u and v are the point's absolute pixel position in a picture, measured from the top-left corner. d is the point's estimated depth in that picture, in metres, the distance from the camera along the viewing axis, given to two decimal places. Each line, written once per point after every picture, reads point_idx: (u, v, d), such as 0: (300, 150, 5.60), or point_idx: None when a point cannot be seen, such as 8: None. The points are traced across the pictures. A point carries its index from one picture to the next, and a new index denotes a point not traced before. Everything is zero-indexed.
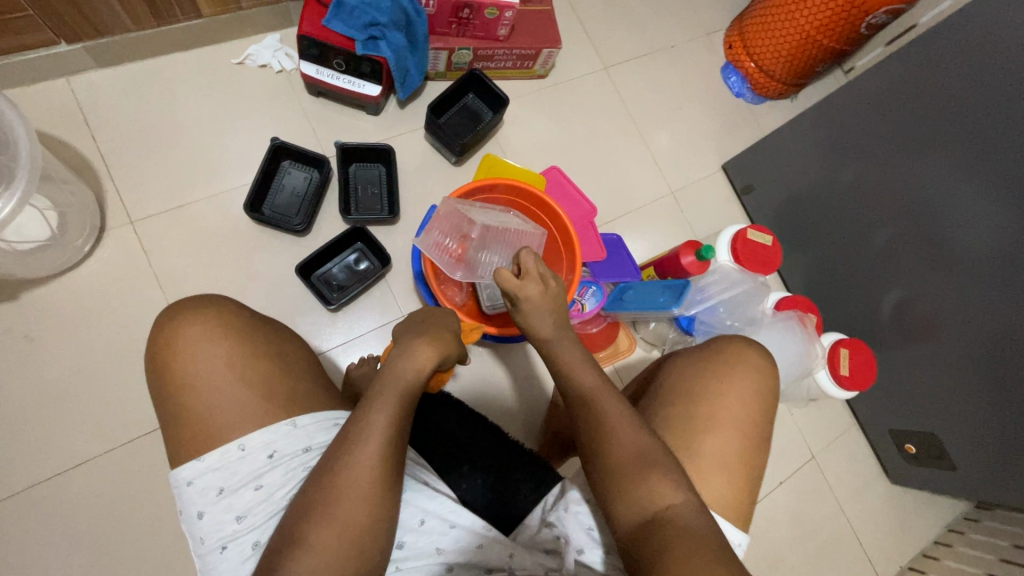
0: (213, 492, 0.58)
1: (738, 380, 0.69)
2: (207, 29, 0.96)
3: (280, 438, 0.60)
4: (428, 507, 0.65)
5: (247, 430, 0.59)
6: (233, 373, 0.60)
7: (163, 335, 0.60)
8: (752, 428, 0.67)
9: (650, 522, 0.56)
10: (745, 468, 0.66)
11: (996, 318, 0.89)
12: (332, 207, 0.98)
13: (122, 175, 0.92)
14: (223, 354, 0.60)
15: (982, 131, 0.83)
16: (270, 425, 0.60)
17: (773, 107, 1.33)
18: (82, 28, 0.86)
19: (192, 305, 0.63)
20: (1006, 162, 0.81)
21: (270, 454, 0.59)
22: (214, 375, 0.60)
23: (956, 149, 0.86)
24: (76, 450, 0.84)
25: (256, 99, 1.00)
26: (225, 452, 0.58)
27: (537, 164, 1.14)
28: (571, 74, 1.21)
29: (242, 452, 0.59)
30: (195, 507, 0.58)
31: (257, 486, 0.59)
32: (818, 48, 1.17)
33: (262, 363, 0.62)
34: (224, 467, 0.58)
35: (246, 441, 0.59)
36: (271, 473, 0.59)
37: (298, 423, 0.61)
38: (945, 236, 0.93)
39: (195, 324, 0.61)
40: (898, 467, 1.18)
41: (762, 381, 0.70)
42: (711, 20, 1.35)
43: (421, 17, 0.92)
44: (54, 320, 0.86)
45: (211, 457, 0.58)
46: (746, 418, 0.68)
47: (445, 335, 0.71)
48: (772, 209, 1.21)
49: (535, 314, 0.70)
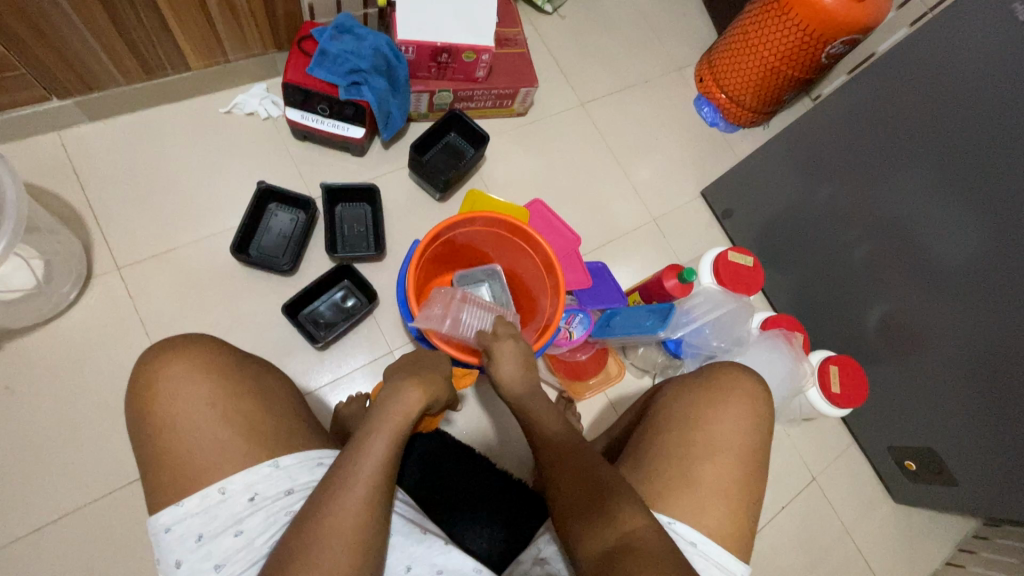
0: (192, 539, 0.56)
1: (732, 406, 0.69)
2: (195, 81, 1.00)
3: (261, 480, 0.59)
4: (413, 553, 0.62)
5: (227, 473, 0.58)
6: (213, 414, 0.59)
7: (145, 375, 0.60)
8: (747, 452, 0.67)
9: (614, 552, 0.55)
10: (741, 492, 0.65)
11: (979, 329, 0.90)
12: (318, 247, 0.99)
13: (110, 223, 0.94)
14: (206, 394, 0.60)
15: (945, 148, 0.86)
16: (250, 468, 0.59)
17: (746, 134, 1.38)
18: (73, 84, 0.89)
19: (175, 345, 0.62)
20: (973, 177, 0.84)
21: (252, 497, 0.58)
22: (194, 417, 0.59)
23: (924, 167, 0.89)
24: (54, 503, 0.81)
25: (243, 145, 1.02)
26: (205, 497, 0.57)
27: (520, 197, 1.17)
28: (549, 111, 1.26)
29: (222, 496, 0.57)
30: (173, 556, 0.56)
31: (236, 532, 0.57)
32: (783, 78, 1.23)
33: (243, 404, 0.61)
34: (204, 512, 0.57)
35: (226, 484, 0.58)
36: (252, 518, 0.58)
37: (280, 464, 0.60)
38: (923, 251, 0.94)
39: (178, 362, 0.61)
40: (900, 486, 1.16)
41: (756, 409, 0.69)
42: (682, 56, 1.42)
43: (401, 62, 0.96)
44: (37, 369, 0.86)
45: (190, 502, 0.57)
46: (740, 442, 0.67)
47: (435, 377, 0.71)
48: (752, 232, 1.24)
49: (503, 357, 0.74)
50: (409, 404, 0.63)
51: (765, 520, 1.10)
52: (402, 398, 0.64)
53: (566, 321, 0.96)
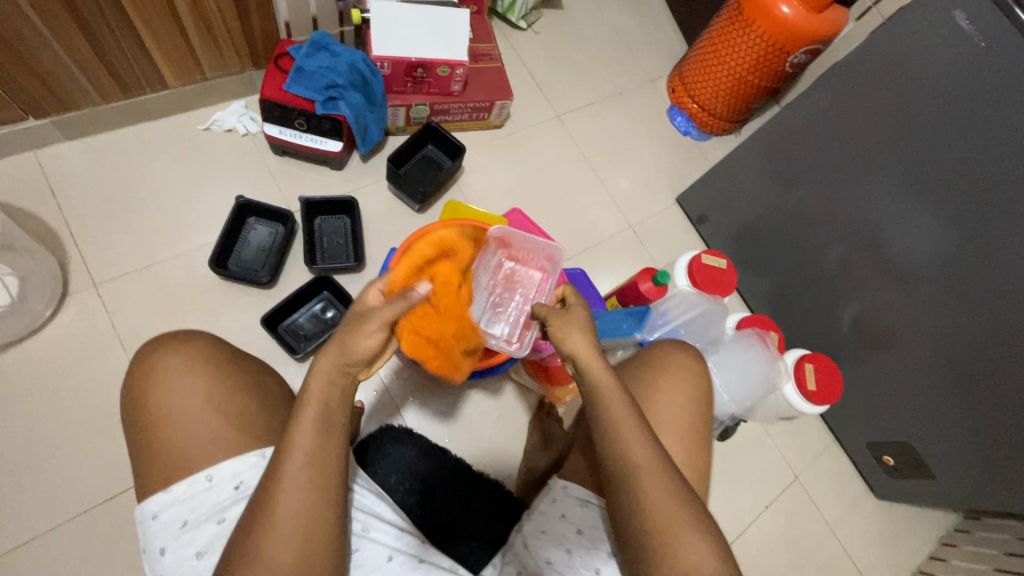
0: (177, 525, 0.56)
1: (668, 384, 0.70)
2: (173, 99, 1.02)
3: (247, 469, 0.59)
4: (396, 543, 0.64)
5: (215, 461, 0.58)
6: (197, 410, 0.59)
7: (143, 367, 0.61)
8: (696, 433, 0.68)
9: None
10: (698, 475, 0.67)
11: (947, 323, 0.93)
12: (298, 259, 1.00)
13: (87, 241, 0.94)
14: (197, 386, 0.60)
15: (907, 150, 0.88)
16: (238, 456, 0.59)
17: (718, 142, 1.42)
18: (49, 103, 0.90)
19: (178, 339, 0.63)
20: (937, 174, 0.86)
21: (237, 485, 0.58)
22: (177, 414, 0.59)
23: (887, 169, 0.92)
24: (27, 524, 0.80)
25: (222, 161, 1.04)
26: (192, 483, 0.57)
27: (498, 207, 1.19)
28: (525, 123, 1.28)
29: (209, 483, 0.58)
30: (158, 542, 0.56)
31: (219, 520, 0.57)
32: (751, 87, 1.27)
33: (230, 399, 0.61)
34: (190, 499, 0.57)
35: (214, 471, 0.58)
36: (236, 506, 0.58)
37: (267, 454, 0.61)
38: (893, 249, 0.97)
39: (176, 355, 0.61)
40: (881, 482, 1.18)
41: (695, 385, 0.71)
42: (654, 69, 1.46)
43: (377, 77, 0.98)
44: (11, 389, 0.85)
45: (178, 488, 0.57)
46: (685, 420, 0.68)
47: (359, 334, 0.58)
48: (727, 237, 1.27)
49: (572, 332, 0.64)
50: (321, 369, 0.57)
51: (750, 520, 1.11)
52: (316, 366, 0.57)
53: None
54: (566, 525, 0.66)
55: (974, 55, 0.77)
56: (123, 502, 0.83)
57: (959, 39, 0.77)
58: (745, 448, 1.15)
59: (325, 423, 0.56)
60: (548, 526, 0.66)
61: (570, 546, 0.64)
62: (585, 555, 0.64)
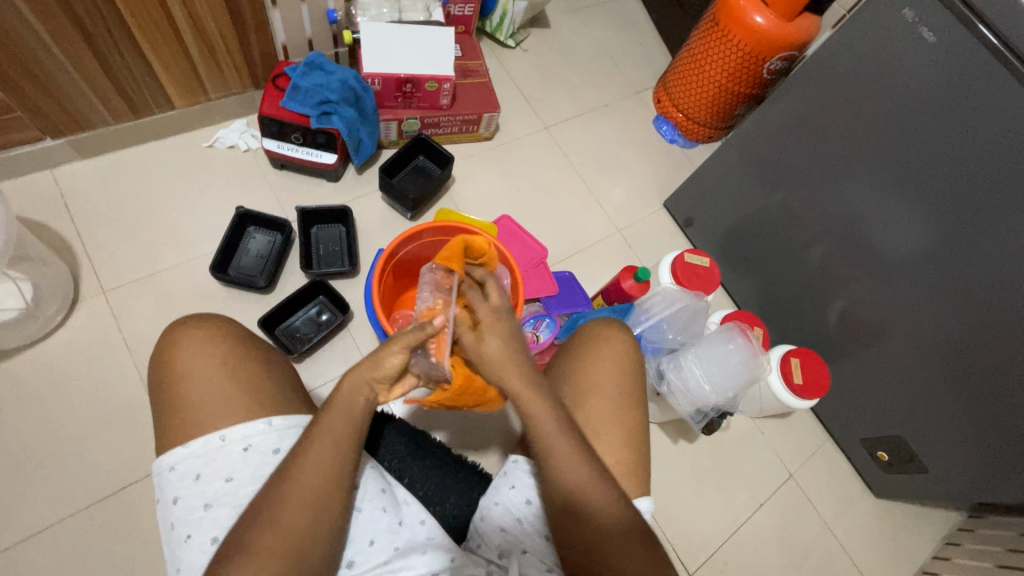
0: (190, 477, 0.60)
1: (605, 358, 0.74)
2: (179, 118, 1.09)
3: (256, 434, 0.62)
4: (375, 527, 0.64)
5: (222, 429, 0.62)
6: (213, 382, 0.63)
7: (177, 336, 0.66)
8: (631, 400, 0.72)
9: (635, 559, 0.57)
10: (634, 438, 0.70)
11: (929, 316, 0.93)
12: (295, 265, 1.05)
13: (97, 250, 1.00)
14: (223, 360, 0.65)
15: (883, 149, 0.89)
16: (248, 421, 0.63)
17: (703, 149, 1.47)
18: (66, 124, 0.97)
19: (206, 318, 0.69)
20: (913, 172, 0.86)
21: (246, 447, 0.62)
22: (196, 381, 0.63)
23: (864, 168, 0.93)
24: (36, 517, 0.83)
25: (225, 175, 1.10)
26: (208, 441, 0.61)
27: (489, 214, 1.23)
28: (515, 134, 1.34)
29: (222, 442, 0.61)
30: (172, 492, 0.60)
31: (228, 478, 0.60)
32: (732, 96, 1.31)
33: (225, 379, 0.64)
34: (203, 455, 0.61)
35: (226, 432, 0.61)
36: (244, 467, 0.61)
37: (273, 422, 0.64)
38: (875, 245, 0.97)
39: (210, 330, 0.67)
40: (878, 479, 1.17)
41: (630, 356, 0.75)
42: (639, 81, 1.51)
43: (367, 91, 1.04)
44: (23, 389, 0.90)
45: (194, 444, 0.61)
46: (625, 389, 0.72)
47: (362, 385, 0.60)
48: (714, 238, 1.29)
49: (490, 337, 0.62)
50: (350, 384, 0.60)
51: (744, 518, 1.10)
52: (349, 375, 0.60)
53: (535, 325, 1.02)
54: (515, 498, 0.68)
55: (927, 51, 0.79)
56: (126, 496, 0.87)
57: (910, 36, 0.80)
58: (738, 446, 1.15)
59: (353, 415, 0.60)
60: (500, 499, 0.69)
61: (521, 516, 0.67)
62: (537, 522, 0.66)
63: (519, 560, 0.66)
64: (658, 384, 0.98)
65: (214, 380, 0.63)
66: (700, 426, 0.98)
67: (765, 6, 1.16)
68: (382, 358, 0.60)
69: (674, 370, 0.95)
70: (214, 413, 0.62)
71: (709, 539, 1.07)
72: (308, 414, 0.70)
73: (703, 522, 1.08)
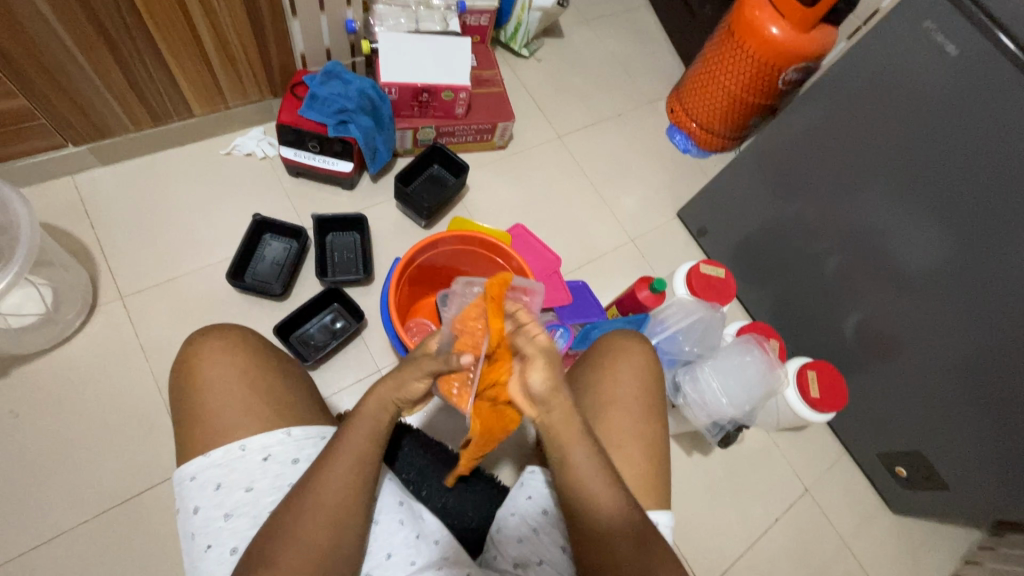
0: (210, 487, 0.60)
1: (622, 370, 0.73)
2: (198, 126, 1.10)
3: (275, 444, 0.62)
4: (392, 540, 0.63)
5: (240, 439, 0.62)
6: (235, 390, 0.64)
7: (200, 344, 0.66)
8: (650, 411, 0.71)
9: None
10: (653, 450, 0.70)
11: (950, 331, 0.92)
12: (310, 272, 1.05)
13: (116, 256, 1.01)
14: (246, 369, 0.65)
15: (903, 162, 0.88)
16: (268, 431, 0.63)
17: (716, 159, 1.46)
18: (87, 131, 0.99)
19: (224, 328, 0.69)
20: (933, 186, 0.85)
21: (265, 457, 0.62)
22: (217, 390, 0.63)
23: (882, 181, 0.92)
24: (50, 522, 0.84)
25: (242, 182, 1.11)
26: (228, 451, 0.61)
27: (502, 223, 1.23)
28: (528, 143, 1.34)
29: (242, 452, 0.61)
30: (192, 501, 0.60)
31: (247, 488, 0.60)
32: (746, 106, 1.31)
33: (243, 388, 0.64)
34: (224, 465, 0.60)
35: (246, 442, 0.61)
36: (263, 477, 0.61)
37: (292, 432, 0.64)
38: (895, 258, 0.95)
39: (232, 339, 0.67)
40: (896, 495, 1.15)
41: (647, 369, 0.74)
42: (652, 91, 1.52)
43: (385, 101, 1.06)
44: (40, 393, 0.90)
45: (215, 454, 0.61)
46: (642, 402, 0.72)
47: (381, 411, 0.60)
48: (727, 248, 1.28)
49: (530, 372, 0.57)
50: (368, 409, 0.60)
51: (759, 532, 1.09)
52: (373, 388, 0.61)
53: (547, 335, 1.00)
54: (532, 508, 0.68)
55: (947, 65, 0.78)
56: (140, 503, 0.87)
57: (931, 49, 0.79)
58: (753, 459, 1.14)
59: (373, 435, 0.60)
60: (517, 509, 0.69)
61: (538, 525, 0.67)
62: (555, 531, 0.67)
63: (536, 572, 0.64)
64: (674, 397, 0.97)
65: (234, 389, 0.64)
66: (716, 439, 0.97)
67: (781, 17, 1.15)
68: (403, 381, 0.60)
69: (691, 382, 0.94)
70: (234, 422, 0.62)
71: (723, 554, 1.06)
72: (328, 423, 0.70)
73: (718, 537, 1.07)
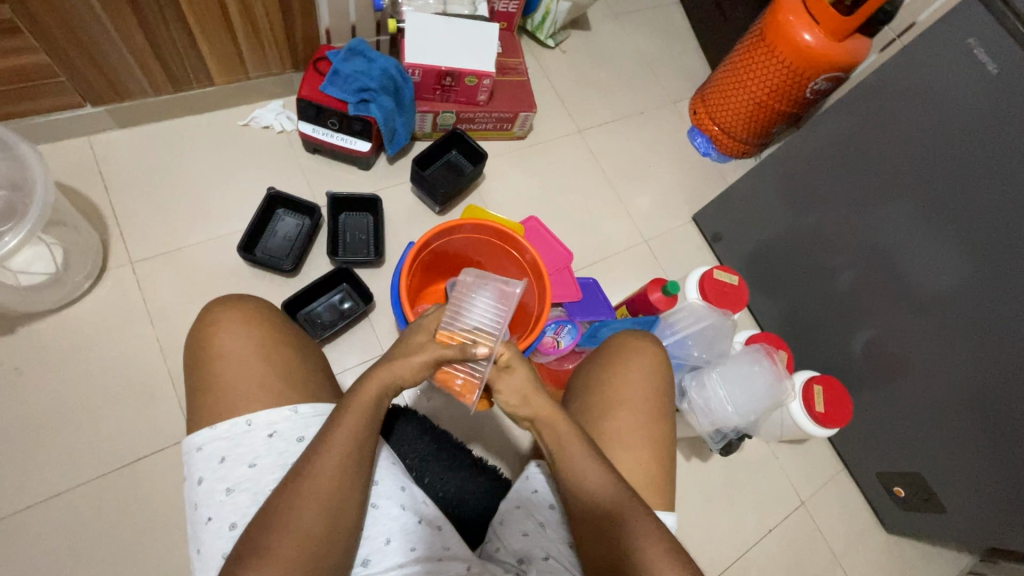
0: (215, 459, 0.60)
1: (634, 369, 0.73)
2: (218, 94, 1.09)
3: (281, 421, 0.62)
4: (393, 525, 0.63)
5: (239, 417, 0.61)
6: (248, 362, 0.63)
7: (217, 314, 0.66)
8: (654, 412, 0.71)
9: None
10: (657, 452, 0.69)
11: (965, 357, 0.90)
12: (320, 251, 1.05)
13: (127, 220, 1.00)
14: (260, 341, 0.65)
15: (933, 181, 0.86)
16: (274, 407, 0.62)
17: (735, 165, 1.45)
18: (106, 93, 0.98)
19: (239, 300, 0.68)
20: (961, 209, 0.83)
21: (271, 434, 0.61)
22: (228, 361, 0.63)
23: (908, 200, 0.90)
24: (44, 486, 0.83)
25: (258, 155, 1.10)
26: (234, 424, 0.61)
27: (516, 213, 1.22)
28: (547, 135, 1.33)
29: (248, 427, 0.61)
30: (197, 472, 0.60)
31: (251, 464, 0.60)
32: (771, 113, 1.29)
33: (246, 363, 0.63)
34: (230, 437, 0.60)
35: (252, 417, 0.61)
36: (268, 454, 0.61)
37: (299, 410, 0.63)
38: (915, 279, 0.94)
39: (249, 311, 0.67)
40: (892, 515, 1.14)
41: (656, 370, 0.74)
42: (676, 91, 1.49)
43: (408, 83, 1.04)
44: (45, 353, 0.90)
45: (222, 426, 0.60)
46: (650, 403, 0.71)
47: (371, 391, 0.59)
48: (742, 257, 1.27)
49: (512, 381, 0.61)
50: (368, 390, 0.59)
51: (752, 542, 1.09)
52: (372, 373, 0.60)
53: (555, 330, 0.99)
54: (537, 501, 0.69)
55: (985, 85, 0.77)
56: (136, 471, 0.87)
57: (973, 68, 0.77)
58: (751, 469, 1.14)
59: (373, 414, 0.60)
60: (522, 501, 0.69)
61: (543, 519, 0.67)
62: (560, 528, 0.67)
63: (539, 566, 0.63)
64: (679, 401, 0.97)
65: (240, 364, 0.63)
66: (718, 447, 0.96)
67: (816, 24, 1.13)
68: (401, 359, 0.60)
69: (697, 388, 0.93)
70: (240, 397, 0.62)
71: (713, 562, 1.06)
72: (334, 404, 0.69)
73: (710, 544, 1.07)
